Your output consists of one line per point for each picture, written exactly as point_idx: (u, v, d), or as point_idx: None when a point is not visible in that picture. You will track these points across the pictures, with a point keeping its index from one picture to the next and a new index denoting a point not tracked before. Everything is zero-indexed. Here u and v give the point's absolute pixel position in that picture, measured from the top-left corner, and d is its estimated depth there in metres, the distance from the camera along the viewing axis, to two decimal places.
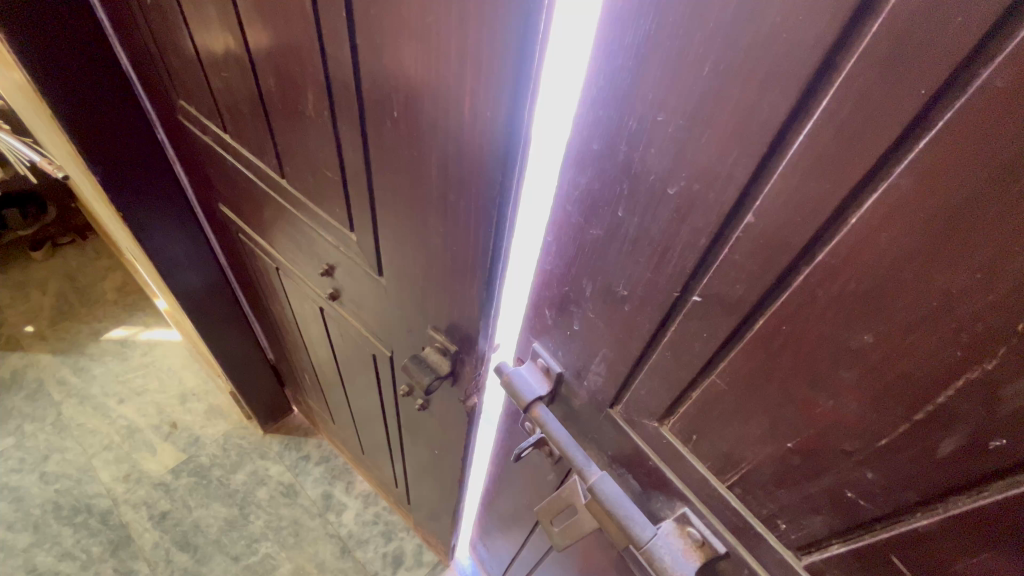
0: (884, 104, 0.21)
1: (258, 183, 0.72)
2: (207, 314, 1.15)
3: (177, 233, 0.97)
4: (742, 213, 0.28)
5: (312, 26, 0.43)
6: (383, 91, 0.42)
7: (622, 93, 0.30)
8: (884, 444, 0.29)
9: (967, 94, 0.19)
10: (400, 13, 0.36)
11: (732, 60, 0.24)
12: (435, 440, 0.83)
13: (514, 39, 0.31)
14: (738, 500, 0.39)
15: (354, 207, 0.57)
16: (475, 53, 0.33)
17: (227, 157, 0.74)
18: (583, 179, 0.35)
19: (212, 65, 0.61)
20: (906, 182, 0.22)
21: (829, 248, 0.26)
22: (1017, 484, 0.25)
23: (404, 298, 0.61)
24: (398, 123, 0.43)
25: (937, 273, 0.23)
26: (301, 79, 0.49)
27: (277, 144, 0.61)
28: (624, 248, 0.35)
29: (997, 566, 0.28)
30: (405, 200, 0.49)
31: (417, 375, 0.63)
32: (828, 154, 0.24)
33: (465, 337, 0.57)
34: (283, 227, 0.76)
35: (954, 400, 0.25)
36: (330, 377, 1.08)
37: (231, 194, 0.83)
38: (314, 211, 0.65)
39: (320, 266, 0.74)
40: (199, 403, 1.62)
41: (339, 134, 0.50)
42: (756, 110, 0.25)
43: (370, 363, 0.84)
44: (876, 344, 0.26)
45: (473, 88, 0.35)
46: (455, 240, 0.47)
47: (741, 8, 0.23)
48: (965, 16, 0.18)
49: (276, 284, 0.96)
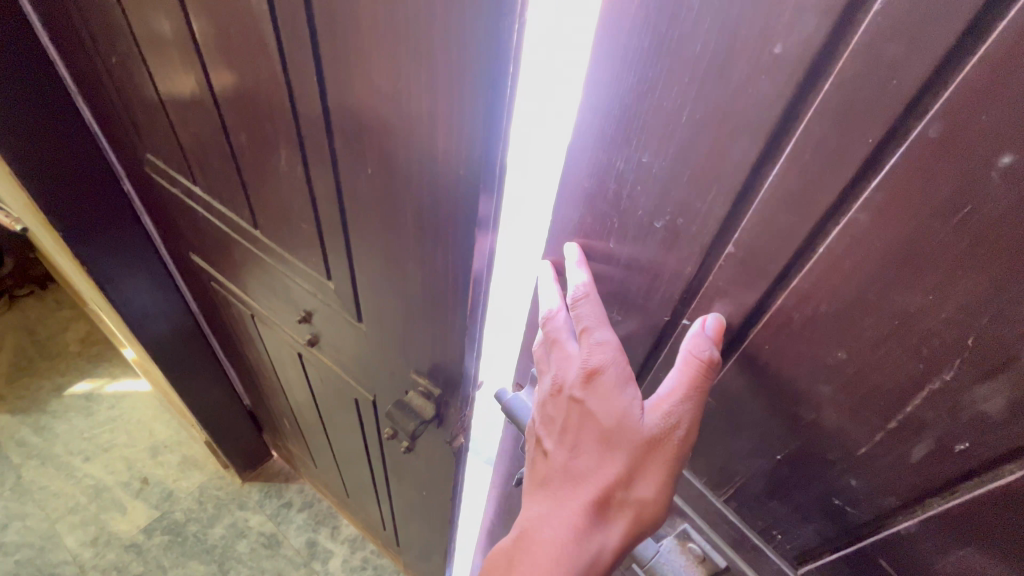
0: (839, 149, 0.24)
1: (228, 232, 0.72)
2: (181, 362, 1.11)
3: (146, 281, 0.96)
4: (724, 242, 0.31)
5: (281, 81, 0.45)
6: (357, 144, 0.44)
7: (607, 137, 0.32)
8: (864, 452, 0.31)
9: (907, 142, 0.23)
10: (369, 73, 0.38)
11: (705, 110, 0.27)
12: (423, 482, 0.83)
13: (482, 103, 0.34)
14: (735, 513, 0.41)
15: (329, 250, 0.57)
16: (446, 116, 0.37)
17: (195, 207, 0.75)
18: (576, 213, 0.37)
19: (180, 114, 0.61)
20: (863, 217, 0.25)
21: (801, 275, 0.29)
22: (984, 483, 0.27)
23: (383, 343, 0.62)
24: (373, 172, 0.45)
25: (896, 294, 0.26)
26: (272, 133, 0.51)
27: (247, 189, 0.62)
28: (618, 275, 0.37)
29: (980, 566, 0.30)
30: (382, 249, 0.51)
31: (401, 421, 0.64)
32: (793, 192, 0.27)
33: (447, 378, 0.58)
34: (258, 274, 0.75)
35: (920, 408, 0.28)
36: (310, 419, 1.06)
37: (202, 243, 0.82)
38: (288, 260, 0.66)
39: (297, 313, 0.74)
40: (172, 454, 1.54)
41: (313, 181, 0.52)
42: (729, 153, 0.27)
43: (353, 407, 0.83)
44: (849, 360, 0.29)
45: (445, 148, 0.38)
46: (434, 286, 0.49)
47: (711, 66, 0.25)
48: (898, 79, 0.21)
49: (252, 331, 0.95)
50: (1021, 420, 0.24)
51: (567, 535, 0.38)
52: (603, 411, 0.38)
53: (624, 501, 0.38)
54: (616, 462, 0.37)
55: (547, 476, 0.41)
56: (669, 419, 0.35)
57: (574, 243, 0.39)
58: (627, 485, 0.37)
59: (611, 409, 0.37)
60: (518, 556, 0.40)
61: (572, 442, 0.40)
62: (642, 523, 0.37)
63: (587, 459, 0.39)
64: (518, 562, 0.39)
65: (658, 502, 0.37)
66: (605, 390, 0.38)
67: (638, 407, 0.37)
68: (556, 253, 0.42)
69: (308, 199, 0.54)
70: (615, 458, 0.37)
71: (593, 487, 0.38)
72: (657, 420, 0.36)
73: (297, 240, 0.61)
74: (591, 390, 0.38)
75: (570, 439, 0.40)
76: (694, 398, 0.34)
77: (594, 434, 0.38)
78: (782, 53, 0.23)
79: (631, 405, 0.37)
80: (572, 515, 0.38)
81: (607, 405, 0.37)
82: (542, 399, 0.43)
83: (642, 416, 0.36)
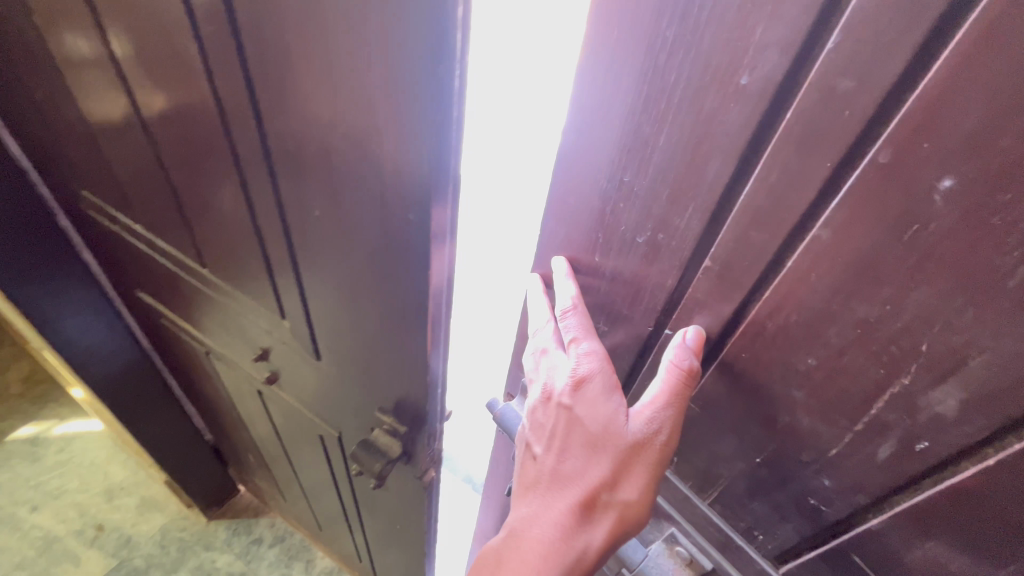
0: (801, 171, 0.26)
1: (174, 268, 0.71)
2: (134, 399, 1.06)
3: (89, 317, 0.91)
4: (701, 256, 0.32)
5: (214, 114, 0.46)
6: (299, 182, 0.45)
7: (591, 157, 0.34)
8: (836, 453, 0.33)
9: (861, 166, 0.25)
10: (312, 109, 0.38)
11: (682, 134, 0.29)
12: (396, 516, 0.82)
13: (427, 146, 0.35)
14: (720, 515, 0.44)
15: (279, 284, 0.58)
16: (392, 156, 0.37)
17: (139, 244, 0.73)
18: (562, 228, 0.39)
19: (110, 139, 0.59)
20: (825, 234, 0.27)
21: (772, 287, 0.31)
22: (942, 479, 0.30)
23: (347, 381, 0.62)
24: (322, 204, 0.45)
25: (858, 304, 0.28)
26: (213, 173, 0.52)
27: (185, 212, 0.60)
28: (603, 286, 0.39)
29: (943, 558, 0.32)
30: (337, 284, 0.51)
31: (367, 462, 0.63)
32: (762, 211, 0.29)
33: (413, 416, 0.59)
34: (212, 312, 0.74)
35: (883, 410, 0.30)
36: (274, 451, 1.02)
37: (147, 279, 0.80)
38: (240, 295, 0.65)
39: (253, 351, 0.72)
40: (129, 497, 1.45)
41: (254, 207, 0.51)
42: (704, 174, 0.29)
43: (319, 442, 0.82)
44: (818, 365, 0.31)
45: (393, 186, 0.39)
46: (391, 322, 0.50)
47: (687, 93, 0.27)
48: (850, 110, 0.24)
49: (208, 368, 0.92)
50: (972, 420, 0.27)
51: (553, 533, 0.39)
52: (590, 416, 0.39)
53: (609, 502, 0.39)
54: (602, 465, 0.39)
55: (535, 479, 0.42)
56: (649, 424, 0.37)
57: (561, 257, 0.40)
58: (612, 486, 0.39)
59: (598, 415, 0.39)
60: (504, 554, 0.41)
61: (561, 444, 0.41)
62: (625, 525, 0.39)
63: (574, 462, 0.40)
64: (505, 562, 0.40)
65: (641, 504, 0.38)
66: (591, 395, 0.39)
67: (623, 414, 0.38)
68: (544, 266, 0.43)
69: (252, 228, 0.54)
70: (600, 460, 0.39)
71: (580, 489, 0.40)
72: (640, 426, 0.37)
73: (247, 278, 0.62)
74: (579, 395, 0.40)
75: (558, 443, 0.41)
76: (675, 405, 0.36)
77: (581, 437, 0.40)
78: (748, 84, 0.25)
79: (617, 411, 0.39)
80: (558, 513, 0.40)
81: (594, 410, 0.39)
82: (531, 406, 0.44)
83: (627, 421, 0.38)
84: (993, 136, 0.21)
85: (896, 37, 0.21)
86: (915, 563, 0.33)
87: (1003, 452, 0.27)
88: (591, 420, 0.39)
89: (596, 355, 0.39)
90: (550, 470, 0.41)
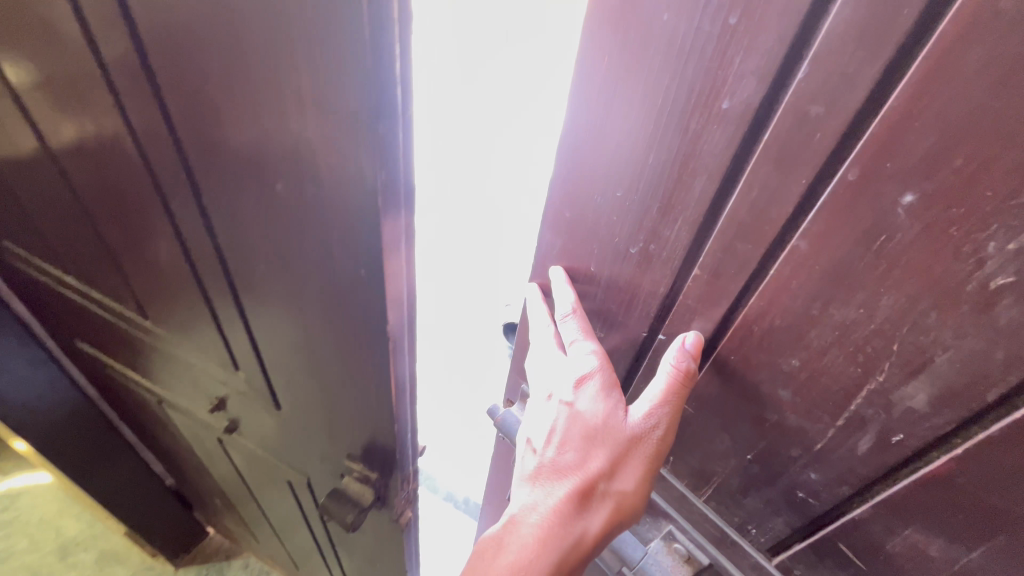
0: (779, 189, 0.28)
1: (113, 320, 0.68)
2: (83, 450, 1.00)
3: (27, 369, 0.84)
4: (690, 265, 0.34)
5: (134, 157, 0.43)
6: (240, 232, 0.43)
7: (587, 173, 0.36)
8: (820, 447, 0.36)
9: (832, 184, 0.27)
10: (247, 164, 0.37)
11: (670, 154, 0.31)
12: (376, 556, 0.79)
13: (367, 201, 0.33)
14: (714, 512, 0.45)
15: (227, 331, 0.56)
16: (337, 211, 0.35)
17: (76, 295, 0.69)
18: (559, 238, 0.42)
19: (25, 180, 0.55)
20: (803, 245, 0.29)
21: (756, 294, 0.33)
22: (918, 467, 0.32)
23: (311, 429, 0.61)
24: (271, 258, 0.43)
25: (835, 308, 0.30)
26: (144, 220, 0.49)
27: (111, 251, 0.57)
28: (601, 292, 0.41)
29: (922, 542, 0.34)
30: (292, 334, 0.49)
31: (338, 512, 0.61)
32: (745, 225, 0.31)
33: (383, 462, 0.58)
34: (160, 362, 0.71)
35: (862, 405, 0.32)
36: (239, 491, 0.97)
37: (86, 328, 0.76)
38: (184, 342, 0.63)
39: (209, 401, 0.70)
40: (87, 551, 1.35)
41: (186, 242, 0.48)
42: (691, 190, 0.31)
43: (288, 488, 0.79)
44: (802, 365, 0.33)
45: (340, 239, 0.37)
46: (353, 375, 0.49)
47: (671, 117, 0.29)
48: (822, 133, 0.26)
49: (162, 417, 0.88)
50: (941, 413, 0.29)
51: (550, 520, 0.39)
52: (590, 410, 0.41)
53: (606, 491, 0.40)
54: (600, 455, 0.40)
55: (534, 470, 0.42)
56: (646, 416, 0.38)
57: (559, 266, 0.43)
58: (610, 476, 0.40)
59: (597, 409, 0.40)
60: (497, 544, 0.40)
61: (561, 435, 0.42)
62: (620, 515, 0.40)
63: (571, 454, 0.41)
64: (502, 550, 0.39)
65: (638, 491, 0.40)
66: (592, 388, 0.41)
67: (622, 409, 0.40)
68: (542, 276, 0.46)
69: (193, 280, 0.52)
70: (598, 450, 0.40)
71: (577, 477, 0.40)
72: (639, 418, 0.38)
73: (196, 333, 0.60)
74: (580, 388, 0.41)
75: (556, 436, 0.42)
76: (671, 401, 0.37)
77: (580, 428, 0.41)
78: (729, 107, 0.27)
79: (615, 406, 0.40)
80: (556, 501, 0.40)
81: (595, 403, 0.40)
82: (535, 403, 0.46)
83: (626, 414, 0.39)
84: (947, 157, 0.23)
85: (860, 67, 0.23)
86: (897, 549, 0.35)
87: (970, 441, 0.29)
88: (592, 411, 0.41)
89: (596, 352, 0.41)
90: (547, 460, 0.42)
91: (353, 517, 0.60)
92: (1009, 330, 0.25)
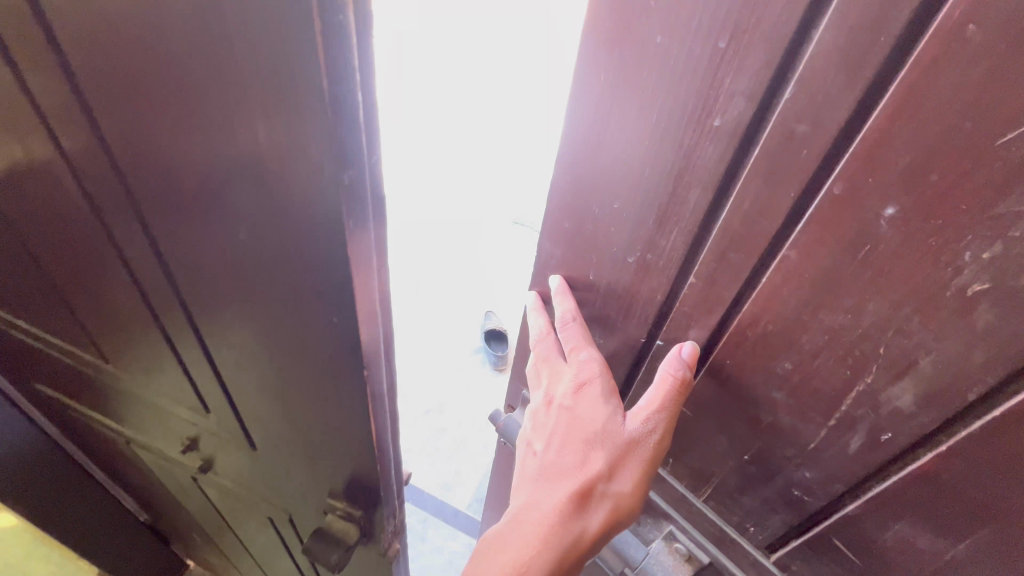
0: (769, 202, 0.30)
1: (78, 365, 0.60)
2: (69, 500, 0.90)
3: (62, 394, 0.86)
4: (687, 272, 0.37)
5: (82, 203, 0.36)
6: (165, 218, 0.33)
7: (587, 187, 0.39)
8: (813, 446, 0.36)
9: (818, 198, 0.29)
10: (169, 151, 0.29)
11: (665, 169, 0.33)
12: None
13: (324, 228, 0.28)
14: (714, 511, 0.47)
15: (191, 366, 0.47)
16: (287, 229, 0.29)
17: (20, 333, 0.60)
18: (558, 249, 0.45)
19: None
20: (793, 254, 0.31)
21: (749, 300, 0.35)
22: (907, 464, 0.32)
23: (286, 469, 0.55)
24: (238, 302, 0.36)
25: (824, 315, 0.31)
26: (69, 238, 0.41)
27: (90, 331, 0.52)
28: (602, 298, 0.44)
29: (912, 536, 0.34)
30: (257, 364, 0.41)
31: (321, 555, 0.54)
32: (738, 235, 0.32)
33: (368, 498, 0.51)
34: (119, 401, 0.63)
35: (852, 406, 0.33)
36: (215, 523, 0.90)
37: (63, 385, 0.68)
38: (140, 380, 0.55)
39: (181, 442, 0.64)
40: None
41: (134, 271, 0.39)
42: (686, 201, 0.33)
43: (269, 522, 0.73)
44: (794, 369, 0.35)
45: (296, 262, 0.31)
46: (337, 441, 0.46)
47: (665, 135, 0.32)
48: (807, 150, 0.27)
49: (133, 457, 0.81)
50: (927, 412, 0.30)
51: (553, 518, 0.42)
52: (590, 415, 0.44)
53: (605, 492, 0.42)
54: (600, 458, 0.42)
55: (537, 473, 0.45)
56: (643, 422, 0.41)
57: (558, 275, 0.47)
58: (609, 477, 0.42)
59: (598, 414, 0.43)
60: (501, 541, 0.44)
61: (564, 439, 0.44)
62: (618, 513, 0.43)
63: (572, 456, 0.44)
64: (506, 545, 0.43)
65: (634, 492, 0.43)
66: (593, 395, 0.44)
67: (621, 415, 0.43)
68: (542, 284, 0.50)
69: (140, 290, 0.41)
70: (596, 453, 0.43)
71: (578, 479, 0.43)
72: (637, 424, 0.41)
73: (148, 351, 0.49)
74: (582, 396, 0.44)
75: (558, 440, 0.45)
76: (668, 408, 0.40)
77: (582, 433, 0.44)
78: (721, 125, 0.29)
79: (614, 412, 0.43)
80: (558, 501, 0.43)
81: (596, 409, 0.43)
82: (535, 408, 0.49)
83: (625, 421, 0.42)
84: (923, 172, 0.24)
85: (840, 91, 0.25)
86: (890, 547, 0.36)
87: (955, 438, 0.29)
88: (593, 417, 0.43)
89: (596, 361, 0.44)
90: (549, 462, 0.45)
91: (340, 556, 0.53)
92: (987, 334, 0.26)
